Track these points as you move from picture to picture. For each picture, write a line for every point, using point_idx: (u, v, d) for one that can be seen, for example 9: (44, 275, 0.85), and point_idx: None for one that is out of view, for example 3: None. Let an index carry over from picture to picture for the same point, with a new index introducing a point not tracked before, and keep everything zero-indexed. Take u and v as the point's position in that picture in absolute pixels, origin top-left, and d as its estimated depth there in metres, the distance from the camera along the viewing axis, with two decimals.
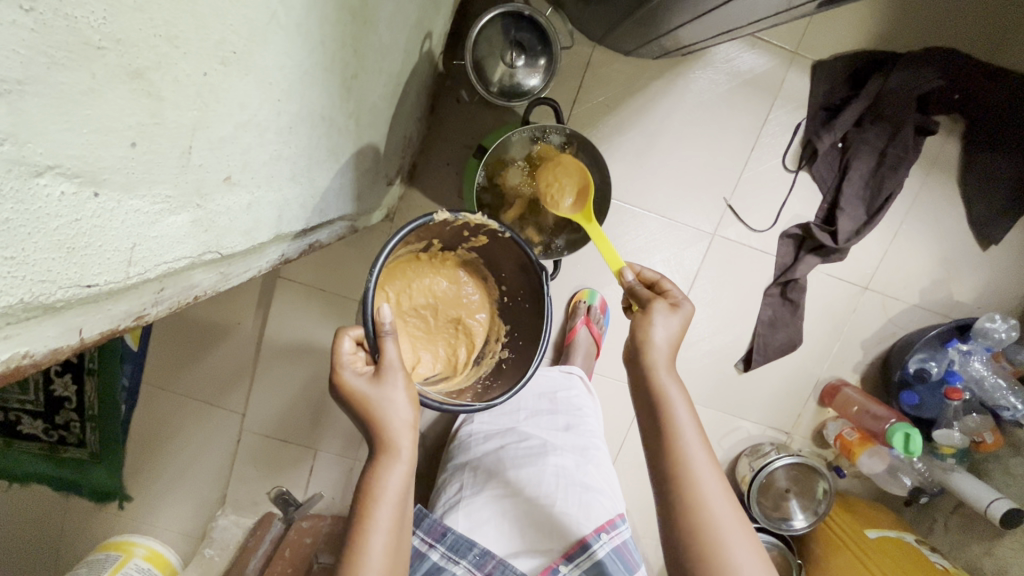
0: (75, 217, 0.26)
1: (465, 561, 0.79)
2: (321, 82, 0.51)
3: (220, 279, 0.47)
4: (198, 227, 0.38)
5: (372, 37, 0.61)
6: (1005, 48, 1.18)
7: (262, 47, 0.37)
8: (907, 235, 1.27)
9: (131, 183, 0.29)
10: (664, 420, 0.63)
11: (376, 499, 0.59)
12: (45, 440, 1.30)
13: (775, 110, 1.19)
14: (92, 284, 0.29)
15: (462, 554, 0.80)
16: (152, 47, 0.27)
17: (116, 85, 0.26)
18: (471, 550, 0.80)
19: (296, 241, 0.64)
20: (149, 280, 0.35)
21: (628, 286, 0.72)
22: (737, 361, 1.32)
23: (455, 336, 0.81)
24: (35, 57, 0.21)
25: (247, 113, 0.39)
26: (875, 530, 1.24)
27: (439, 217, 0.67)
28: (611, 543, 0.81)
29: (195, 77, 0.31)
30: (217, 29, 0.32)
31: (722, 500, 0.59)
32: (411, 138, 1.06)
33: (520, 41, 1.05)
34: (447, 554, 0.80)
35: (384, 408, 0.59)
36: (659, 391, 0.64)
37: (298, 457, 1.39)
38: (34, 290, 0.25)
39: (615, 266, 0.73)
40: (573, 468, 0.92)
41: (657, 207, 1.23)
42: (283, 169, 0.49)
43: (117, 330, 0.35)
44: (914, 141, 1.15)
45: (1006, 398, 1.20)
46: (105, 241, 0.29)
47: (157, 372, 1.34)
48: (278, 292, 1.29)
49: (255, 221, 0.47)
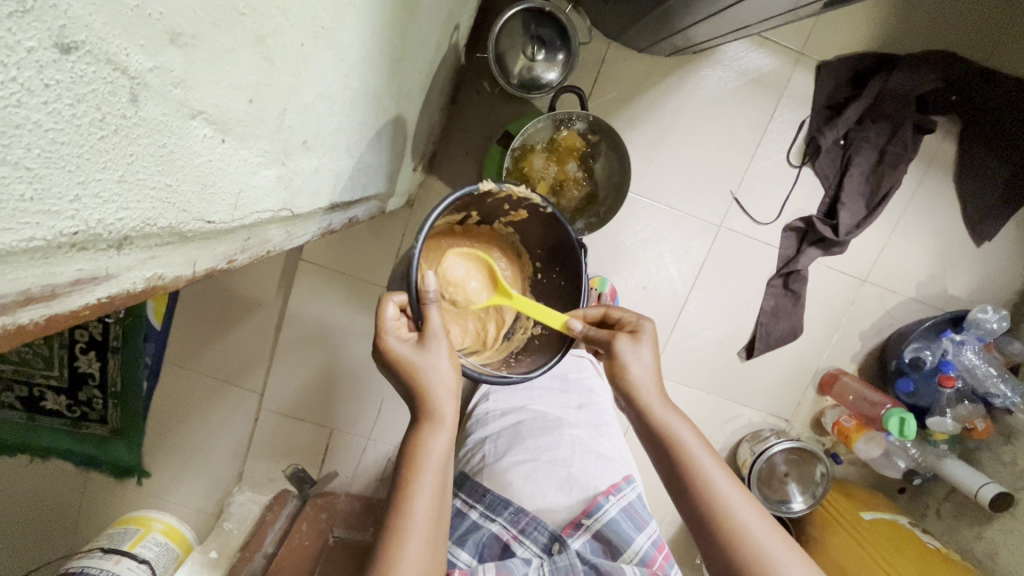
0: (210, 156, 0.31)
1: (500, 518, 0.87)
2: (375, 64, 0.55)
3: (285, 238, 0.51)
4: (282, 182, 0.43)
5: (416, 24, 0.65)
6: (1001, 51, 1.23)
7: (342, 25, 0.42)
8: (905, 230, 1.32)
9: (244, 135, 0.34)
10: (670, 450, 0.68)
11: (420, 465, 0.64)
12: (67, 415, 1.35)
13: (781, 108, 1.25)
14: (212, 220, 0.34)
15: (498, 512, 0.88)
16: (273, 16, 0.32)
17: (247, 48, 0.31)
18: (506, 508, 0.88)
19: (340, 212, 0.68)
20: (243, 226, 0.39)
21: (581, 334, 0.75)
22: (740, 349, 1.37)
23: (485, 311, 0.86)
24: (204, 16, 0.26)
25: (324, 84, 0.43)
26: (870, 512, 1.30)
27: (484, 185, 0.73)
28: (618, 505, 0.88)
29: (295, 47, 0.36)
30: (314, 7, 0.37)
31: (743, 503, 0.64)
32: (434, 127, 1.11)
33: (541, 36, 1.10)
34: (484, 512, 0.89)
35: (429, 373, 0.66)
36: (658, 419, 0.70)
37: (314, 437, 1.43)
38: (177, 218, 0.30)
39: (560, 322, 0.75)
40: (587, 439, 1.00)
41: (667, 199, 1.28)
42: (342, 141, 0.54)
43: (214, 269, 0.39)
44: (913, 139, 1.20)
45: (997, 386, 1.25)
46: (223, 184, 0.34)
47: (177, 352, 1.38)
48: (300, 275, 1.33)
49: (319, 185, 0.52)
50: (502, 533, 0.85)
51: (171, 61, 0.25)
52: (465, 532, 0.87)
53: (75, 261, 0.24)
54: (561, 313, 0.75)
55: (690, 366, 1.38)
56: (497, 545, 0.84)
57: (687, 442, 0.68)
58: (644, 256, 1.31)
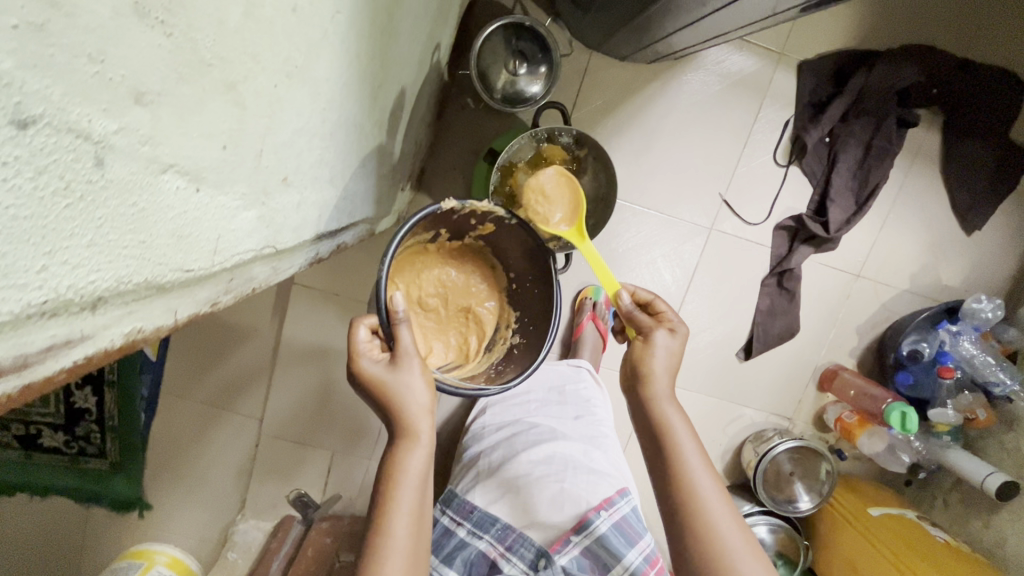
0: (185, 208, 0.31)
1: (487, 535, 0.90)
2: (355, 93, 0.55)
3: (271, 273, 0.51)
4: (263, 222, 0.42)
5: (395, 48, 0.65)
6: (979, 42, 1.24)
7: (316, 60, 0.42)
8: (895, 223, 1.32)
9: (219, 181, 0.34)
10: (665, 443, 0.68)
11: (397, 482, 0.65)
12: (65, 451, 1.35)
13: (765, 108, 1.25)
14: (190, 269, 0.33)
15: (486, 528, 0.91)
16: (242, 63, 0.32)
17: (218, 95, 0.31)
18: (493, 525, 0.90)
19: (328, 241, 0.68)
20: (226, 269, 0.39)
21: (624, 309, 0.76)
22: (738, 350, 1.37)
23: (466, 325, 0.89)
24: (169, 73, 0.26)
25: (302, 120, 0.43)
26: (877, 507, 1.29)
27: (449, 203, 0.74)
28: (610, 519, 0.86)
29: (269, 88, 0.36)
30: (285, 48, 0.37)
31: (726, 514, 0.63)
32: (420, 145, 1.11)
33: (522, 50, 1.10)
34: (472, 530, 0.91)
35: (402, 392, 0.66)
36: (660, 410, 0.70)
37: (315, 460, 1.42)
38: (153, 272, 0.29)
39: (611, 287, 0.77)
40: (580, 454, 0.97)
41: (657, 204, 1.29)
42: (324, 173, 0.54)
43: (198, 314, 0.39)
44: (896, 133, 1.21)
45: (995, 374, 1.25)
46: (200, 232, 0.33)
47: (174, 383, 1.36)
48: (294, 298, 1.33)
49: (302, 219, 0.52)
50: (489, 551, 0.89)
51: (137, 120, 0.25)
52: (453, 549, 0.90)
53: (48, 328, 0.24)
54: (616, 278, 0.77)
55: (688, 369, 1.38)
56: (485, 562, 0.88)
57: (682, 442, 0.67)
58: (637, 261, 1.31)
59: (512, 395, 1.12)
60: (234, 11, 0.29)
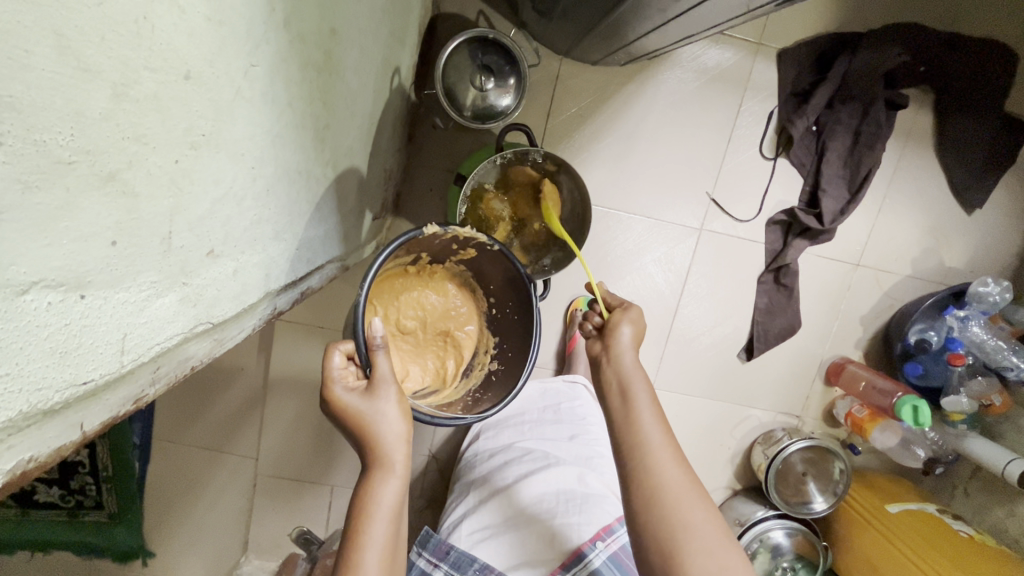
0: (64, 322, 0.27)
1: None
2: (294, 141, 0.52)
3: (214, 345, 0.48)
4: (187, 303, 0.39)
5: (340, 85, 0.62)
6: (965, 14, 1.19)
7: (230, 122, 0.39)
8: (892, 208, 1.28)
9: (115, 279, 0.30)
10: (623, 407, 0.67)
11: (371, 514, 0.62)
12: (62, 506, 1.33)
13: (747, 102, 1.21)
14: (87, 380, 0.30)
15: (464, 570, 0.85)
16: (122, 149, 0.28)
17: (91, 192, 0.27)
18: (472, 565, 0.84)
19: (286, 292, 0.64)
20: (144, 363, 0.36)
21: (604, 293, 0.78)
22: (739, 351, 1.33)
23: (444, 348, 0.87)
24: (10, 184, 0.22)
25: (223, 187, 0.40)
26: (896, 504, 1.24)
27: (430, 229, 0.70)
28: (607, 551, 0.81)
29: (167, 166, 0.33)
30: (183, 118, 0.33)
31: (680, 478, 0.62)
32: (392, 171, 1.08)
33: (487, 64, 1.06)
34: (450, 572, 0.85)
35: (376, 421, 0.62)
36: (620, 375, 0.69)
37: (315, 495, 1.39)
38: (32, 399, 0.26)
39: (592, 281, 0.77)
40: (575, 480, 0.93)
41: (642, 209, 1.24)
42: (265, 231, 0.50)
43: (118, 416, 0.36)
44: (887, 116, 1.15)
45: (1008, 358, 1.20)
46: (96, 339, 0.30)
47: (165, 429, 1.34)
48: (278, 335, 1.29)
49: (243, 285, 0.48)
50: None
51: None
52: None
53: None
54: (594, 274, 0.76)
55: (689, 375, 1.34)
56: None
57: (639, 402, 0.66)
58: (628, 269, 1.27)
59: (506, 419, 1.10)
60: (96, 97, 0.26)
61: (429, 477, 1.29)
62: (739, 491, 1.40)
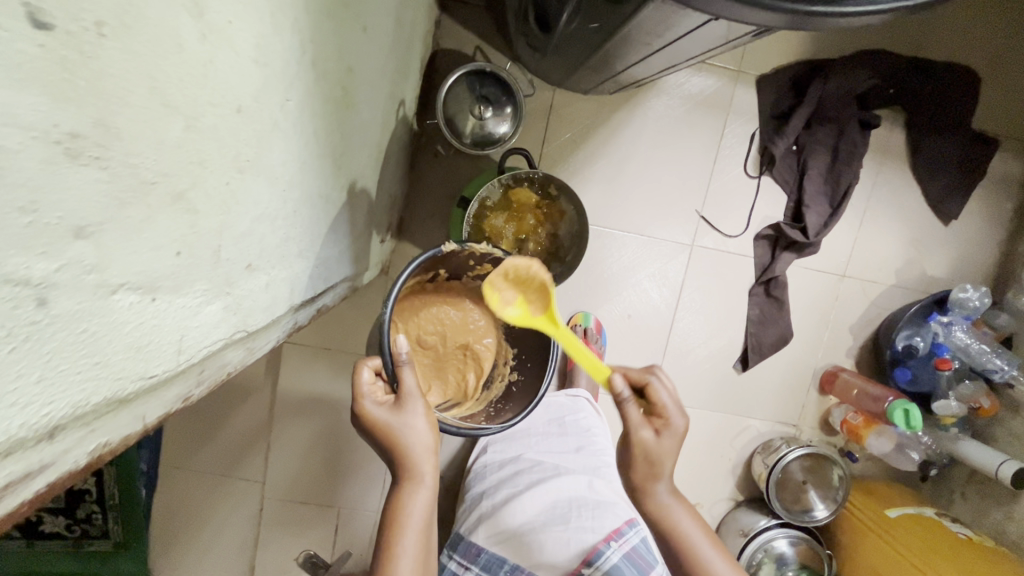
0: (141, 320, 0.31)
1: None
2: (317, 167, 0.57)
3: (246, 354, 0.52)
4: (229, 311, 0.43)
5: (354, 115, 0.67)
6: (931, 40, 1.27)
7: (268, 149, 0.43)
8: (873, 221, 1.34)
9: (177, 285, 0.34)
10: (668, 529, 0.76)
11: (402, 525, 0.66)
12: (67, 536, 1.31)
13: (730, 124, 1.28)
14: (154, 375, 0.34)
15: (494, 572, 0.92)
16: (189, 172, 0.33)
17: (165, 209, 0.32)
18: (501, 567, 0.92)
19: (306, 307, 0.68)
20: (194, 364, 0.40)
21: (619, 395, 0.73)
22: (735, 362, 1.37)
23: (464, 362, 0.91)
24: (108, 202, 0.27)
25: (261, 207, 0.45)
26: (895, 508, 1.27)
27: (448, 246, 0.76)
28: (620, 551, 0.84)
29: (220, 188, 0.37)
30: (234, 146, 0.38)
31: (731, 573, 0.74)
32: (396, 196, 1.13)
33: (486, 94, 1.13)
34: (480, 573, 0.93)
35: (406, 434, 0.65)
36: (655, 501, 0.77)
37: (323, 518, 1.39)
38: (113, 388, 0.30)
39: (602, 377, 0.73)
40: (586, 489, 0.95)
41: (636, 227, 1.30)
42: (292, 249, 0.55)
43: (170, 412, 0.40)
44: (861, 135, 1.24)
45: (993, 361, 1.24)
46: (161, 338, 0.34)
47: (173, 454, 1.35)
48: (286, 356, 1.32)
49: (273, 298, 0.52)
50: None
51: (79, 253, 0.25)
52: None
53: (6, 466, 0.24)
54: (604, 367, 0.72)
55: (688, 387, 1.37)
56: None
57: (680, 520, 0.76)
58: (624, 285, 1.32)
59: (513, 431, 1.12)
60: (174, 129, 0.31)
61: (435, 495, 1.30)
62: (742, 502, 1.42)
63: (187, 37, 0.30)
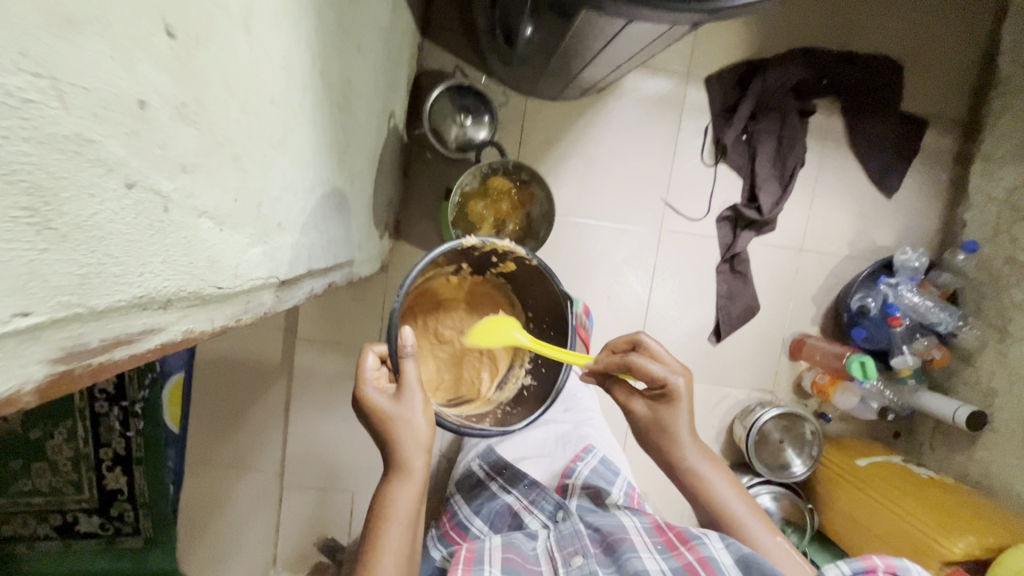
0: (215, 241, 0.45)
1: (516, 490, 1.04)
2: (325, 156, 0.71)
3: (276, 301, 0.65)
4: (267, 256, 0.57)
5: (352, 118, 0.82)
6: (856, 36, 1.43)
7: (291, 134, 0.58)
8: (823, 198, 1.48)
9: (235, 224, 0.48)
10: (693, 477, 0.87)
11: (389, 514, 0.77)
12: (103, 534, 1.38)
13: (685, 120, 1.44)
14: (222, 286, 0.48)
15: (515, 484, 1.06)
16: (243, 142, 0.47)
17: (229, 165, 0.46)
18: (522, 482, 1.05)
19: (320, 277, 0.82)
20: (245, 291, 0.53)
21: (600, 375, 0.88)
22: (709, 334, 1.49)
23: (479, 360, 0.97)
24: (200, 153, 0.40)
25: (287, 179, 0.59)
26: (864, 458, 1.38)
27: (468, 242, 0.79)
28: (585, 467, 1.08)
29: (261, 158, 0.51)
30: (269, 128, 0.52)
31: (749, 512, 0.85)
32: (392, 199, 1.28)
33: (466, 105, 1.29)
34: (503, 484, 1.07)
35: (403, 427, 0.76)
36: (677, 453, 0.88)
37: (339, 504, 1.49)
38: (199, 287, 0.44)
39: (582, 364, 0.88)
40: (565, 431, 1.19)
41: (609, 216, 1.44)
42: (308, 221, 0.69)
43: (228, 326, 0.53)
44: (801, 122, 1.40)
45: (937, 315, 1.37)
46: (226, 261, 0.48)
47: (199, 451, 1.46)
48: (299, 352, 1.45)
49: (296, 257, 0.66)
50: (515, 503, 1.02)
51: (185, 183, 0.39)
52: (486, 502, 1.06)
53: (143, 317, 0.38)
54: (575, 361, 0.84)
55: None
56: (508, 512, 1.01)
57: (701, 468, 0.87)
58: (603, 269, 1.46)
59: None
60: (235, 109, 0.45)
61: (441, 472, 1.41)
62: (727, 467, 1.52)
63: (242, 46, 0.44)
